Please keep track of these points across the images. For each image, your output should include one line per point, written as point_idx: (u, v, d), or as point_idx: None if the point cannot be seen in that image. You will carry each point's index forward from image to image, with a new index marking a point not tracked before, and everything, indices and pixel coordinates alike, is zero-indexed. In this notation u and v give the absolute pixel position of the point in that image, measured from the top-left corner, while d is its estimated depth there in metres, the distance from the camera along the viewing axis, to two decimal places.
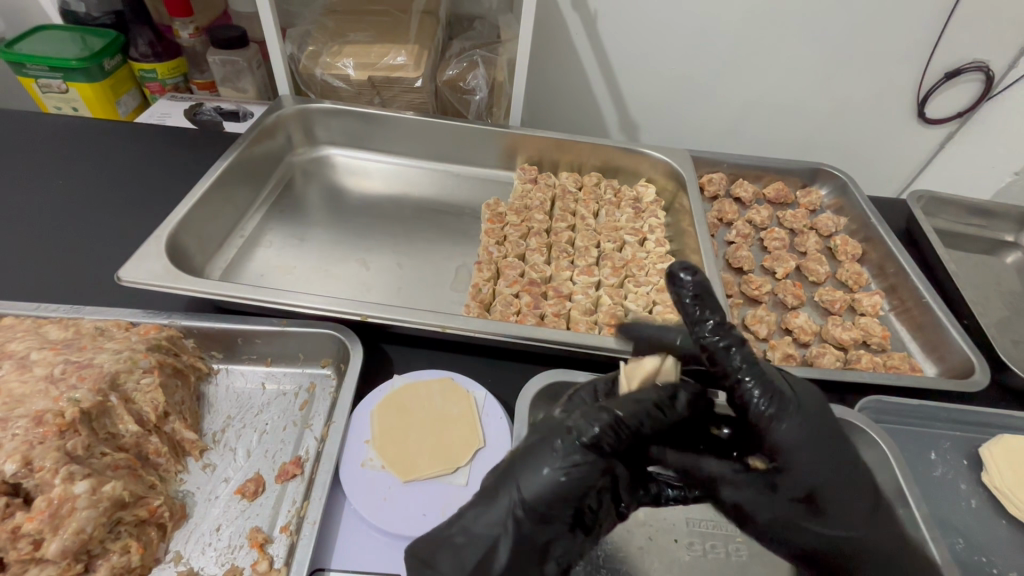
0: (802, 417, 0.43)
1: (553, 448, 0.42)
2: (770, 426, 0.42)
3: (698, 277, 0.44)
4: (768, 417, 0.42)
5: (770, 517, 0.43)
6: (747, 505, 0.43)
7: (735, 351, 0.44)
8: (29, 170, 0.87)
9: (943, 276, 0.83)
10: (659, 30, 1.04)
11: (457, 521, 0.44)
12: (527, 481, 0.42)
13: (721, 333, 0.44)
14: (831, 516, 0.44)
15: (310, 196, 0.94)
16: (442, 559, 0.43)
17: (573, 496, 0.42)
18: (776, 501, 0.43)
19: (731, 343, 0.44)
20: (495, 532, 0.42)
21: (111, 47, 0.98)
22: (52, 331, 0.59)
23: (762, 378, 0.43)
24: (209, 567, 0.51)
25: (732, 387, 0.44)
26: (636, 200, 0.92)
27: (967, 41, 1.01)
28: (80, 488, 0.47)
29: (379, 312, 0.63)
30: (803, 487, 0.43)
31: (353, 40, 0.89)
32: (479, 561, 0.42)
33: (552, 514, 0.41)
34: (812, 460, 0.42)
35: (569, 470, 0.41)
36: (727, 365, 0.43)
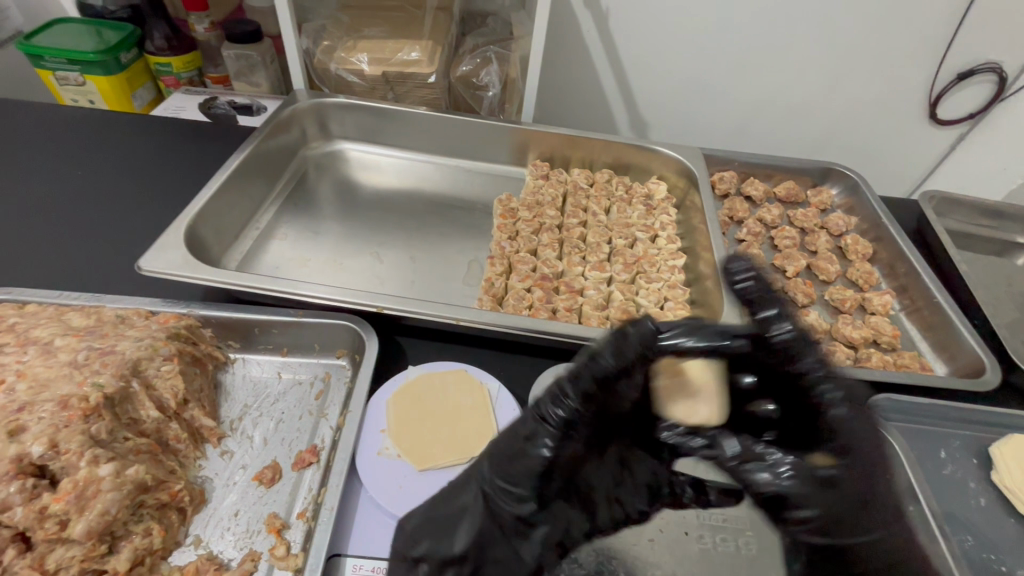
0: (865, 421, 0.45)
1: (529, 420, 0.42)
2: (843, 425, 0.44)
3: (756, 269, 0.50)
4: (842, 418, 0.44)
5: (816, 511, 0.40)
6: (795, 496, 0.41)
7: (812, 351, 0.47)
8: (47, 160, 0.88)
9: (954, 277, 0.83)
10: (671, 29, 1.04)
11: (439, 502, 0.44)
12: (495, 457, 0.42)
13: (793, 329, 0.47)
14: (865, 515, 0.40)
15: (322, 190, 0.95)
16: (416, 537, 0.42)
17: (545, 475, 0.41)
18: (835, 497, 0.41)
19: (801, 339, 0.47)
20: (463, 508, 0.42)
21: (127, 41, 1.00)
22: (74, 318, 0.60)
23: (835, 380, 0.46)
24: (228, 551, 0.52)
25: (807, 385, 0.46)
26: (647, 198, 0.93)
27: (981, 42, 1.01)
28: (104, 470, 0.48)
29: (394, 303, 0.64)
30: (855, 488, 0.41)
31: (367, 35, 0.90)
32: (447, 537, 0.42)
33: (523, 493, 0.41)
34: (869, 457, 0.43)
35: (540, 447, 0.40)
36: (801, 362, 0.46)
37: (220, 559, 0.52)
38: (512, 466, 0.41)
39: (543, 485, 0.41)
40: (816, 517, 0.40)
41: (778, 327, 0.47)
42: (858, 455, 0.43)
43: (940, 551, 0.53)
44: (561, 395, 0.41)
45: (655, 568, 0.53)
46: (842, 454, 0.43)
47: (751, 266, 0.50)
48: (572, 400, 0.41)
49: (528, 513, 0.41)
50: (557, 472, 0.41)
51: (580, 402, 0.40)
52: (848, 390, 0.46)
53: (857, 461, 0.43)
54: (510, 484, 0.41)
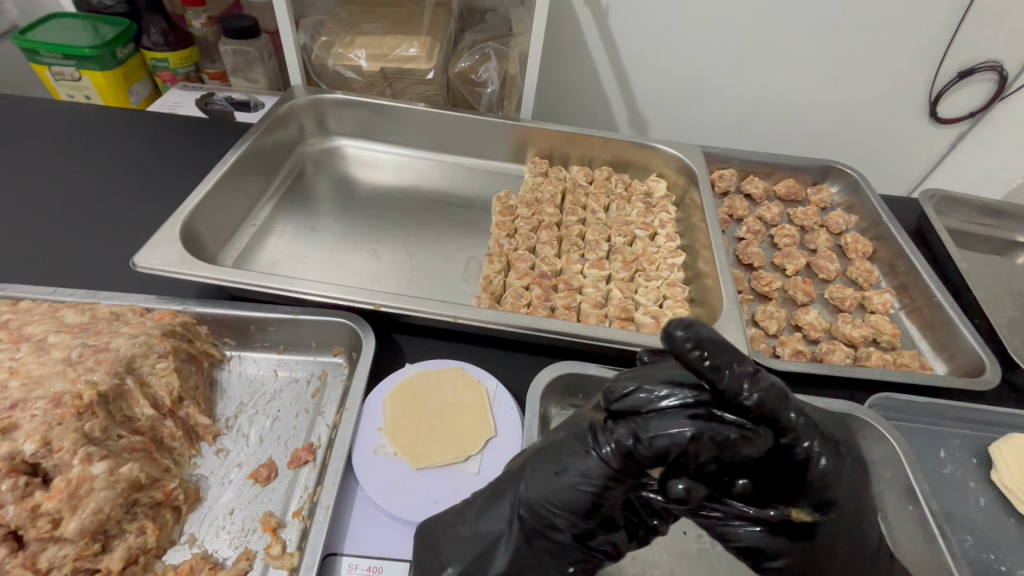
0: (849, 471, 0.43)
1: (573, 451, 0.42)
2: (827, 478, 0.41)
3: (697, 329, 0.38)
4: (827, 472, 0.41)
5: (787, 563, 0.42)
6: (767, 548, 0.42)
7: (788, 405, 0.40)
8: (43, 156, 0.87)
9: (954, 276, 0.83)
10: (671, 26, 1.04)
11: (465, 512, 0.45)
12: (537, 482, 0.42)
13: (755, 390, 0.38)
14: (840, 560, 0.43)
15: (320, 187, 0.94)
16: (443, 553, 0.44)
17: (588, 510, 0.41)
18: (807, 548, 0.42)
19: (770, 395, 0.39)
20: (499, 529, 0.43)
21: (123, 36, 0.99)
22: (68, 315, 0.60)
23: (819, 431, 0.41)
24: (223, 550, 0.52)
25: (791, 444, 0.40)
26: (646, 195, 0.93)
27: (983, 40, 1.00)
28: (97, 469, 0.48)
29: (391, 301, 0.63)
30: (830, 539, 0.42)
31: (366, 31, 0.89)
32: (479, 556, 0.43)
33: (561, 523, 0.41)
34: (851, 505, 0.43)
35: (586, 479, 0.40)
36: (783, 420, 0.39)
37: (214, 558, 0.51)
38: (553, 496, 0.40)
39: (586, 519, 0.41)
40: (788, 566, 0.43)
41: (739, 394, 0.38)
42: (838, 507, 0.42)
43: (939, 551, 0.52)
44: (614, 434, 0.40)
45: (653, 568, 0.52)
46: (820, 509, 0.42)
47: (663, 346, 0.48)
48: (615, 438, 0.40)
49: (566, 540, 0.42)
50: (601, 507, 0.41)
51: (628, 442, 0.39)
52: (832, 440, 0.42)
53: (837, 513, 0.42)
54: (551, 512, 0.41)
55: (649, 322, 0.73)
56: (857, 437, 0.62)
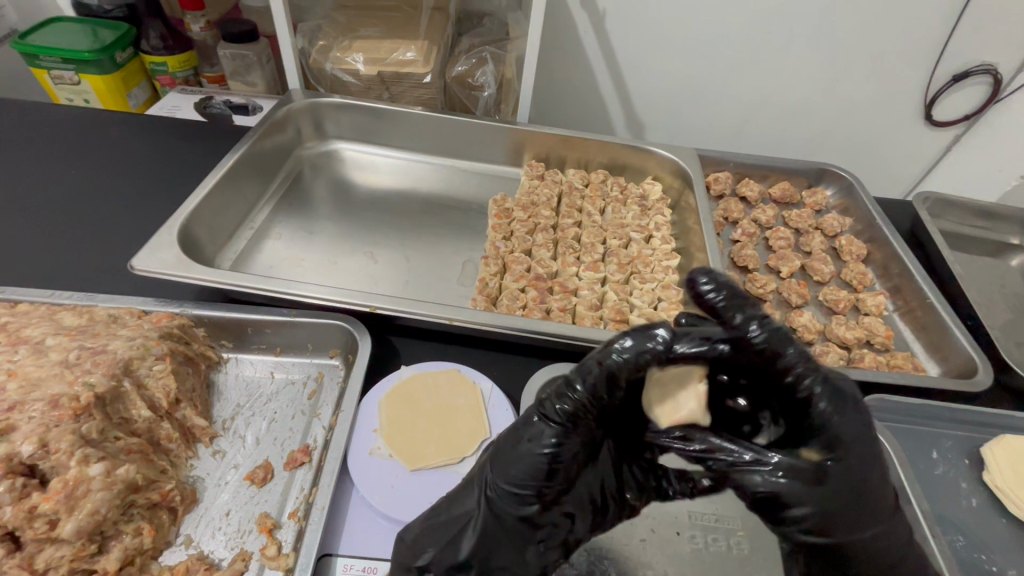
0: (855, 414, 0.42)
1: (528, 426, 0.43)
2: (830, 418, 0.41)
3: (717, 277, 0.44)
4: (828, 411, 0.41)
5: (809, 512, 0.40)
6: (789, 497, 0.40)
7: (793, 344, 0.42)
8: (41, 159, 0.88)
9: (948, 278, 0.84)
10: (666, 30, 1.04)
11: (441, 505, 0.46)
12: (499, 460, 0.42)
13: (763, 329, 0.42)
14: (861, 514, 0.42)
15: (317, 189, 0.95)
16: (420, 543, 0.44)
17: (551, 474, 0.41)
18: (821, 496, 0.41)
19: (773, 336, 0.42)
20: (469, 513, 0.44)
21: (122, 40, 1.00)
22: (66, 317, 0.60)
23: (821, 372, 0.42)
24: (219, 551, 0.52)
25: (794, 381, 0.42)
26: (642, 198, 0.93)
27: (975, 44, 1.01)
28: (94, 470, 0.48)
29: (387, 303, 0.64)
30: (845, 485, 0.41)
31: (363, 35, 0.90)
32: (452, 541, 0.44)
33: (527, 496, 0.41)
34: (861, 451, 0.41)
35: (544, 447, 0.41)
36: (784, 357, 0.41)
37: (210, 559, 0.52)
38: (516, 469, 0.41)
39: (548, 487, 0.41)
40: (811, 514, 0.41)
41: (750, 329, 0.42)
42: (850, 452, 0.41)
43: (931, 552, 0.52)
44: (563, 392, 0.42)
45: (647, 567, 0.53)
46: (830, 450, 0.41)
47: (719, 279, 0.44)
48: (560, 398, 0.42)
49: (532, 513, 0.42)
50: (562, 470, 0.41)
51: (588, 398, 0.41)
52: (839, 385, 0.42)
53: (852, 459, 0.41)
54: (513, 485, 0.41)
55: (644, 324, 0.73)
56: None
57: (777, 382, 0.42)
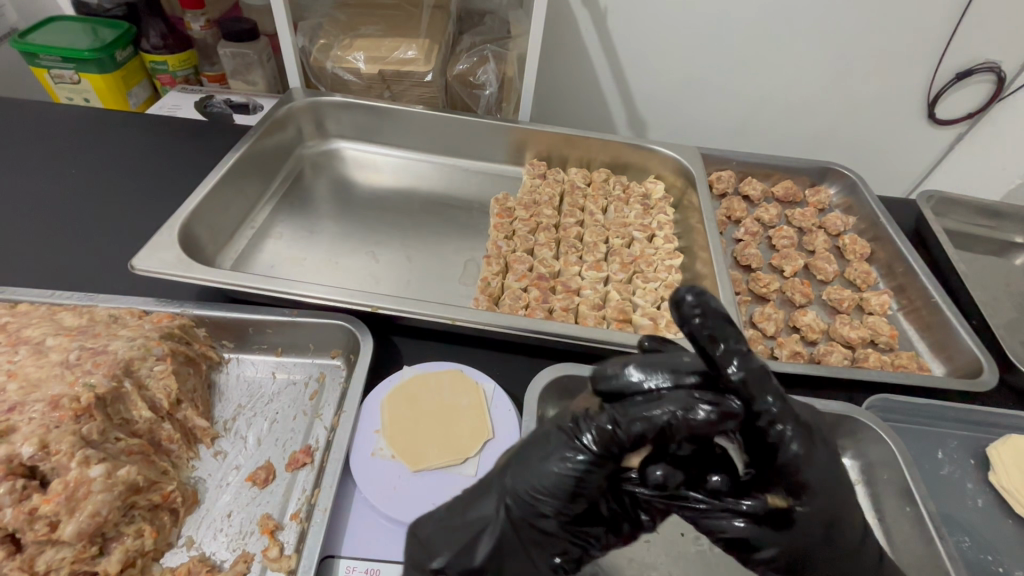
0: (822, 456, 0.41)
1: (554, 440, 0.41)
2: (797, 464, 0.40)
3: (704, 300, 0.40)
4: (798, 457, 0.39)
5: (776, 552, 0.41)
6: (755, 540, 0.41)
7: (771, 387, 0.39)
8: (41, 159, 0.88)
9: (952, 277, 0.83)
10: (668, 29, 1.04)
11: (456, 508, 0.45)
12: (521, 473, 0.41)
13: (742, 367, 0.38)
14: (832, 547, 0.42)
15: (318, 188, 0.94)
16: (435, 545, 0.43)
17: (573, 496, 0.40)
18: (785, 536, 0.41)
19: (753, 376, 0.39)
20: (486, 519, 0.43)
21: (122, 38, 0.99)
22: (66, 318, 0.60)
23: (793, 415, 0.40)
24: (221, 552, 0.52)
25: (765, 426, 0.39)
26: (644, 197, 0.93)
27: (979, 42, 1.01)
28: (95, 471, 0.48)
29: (389, 304, 0.63)
30: (812, 524, 0.41)
31: (364, 33, 0.89)
32: (467, 545, 0.42)
33: (547, 511, 0.40)
34: (825, 490, 0.41)
35: (569, 465, 0.40)
36: (759, 403, 0.39)
37: (212, 560, 0.51)
38: (538, 484, 0.40)
39: (570, 506, 0.40)
40: (777, 555, 0.42)
41: (727, 368, 0.39)
42: (814, 494, 0.40)
43: (937, 553, 0.52)
44: (598, 420, 0.40)
45: (651, 569, 0.52)
46: (796, 495, 0.40)
47: (702, 297, 0.40)
48: (594, 423, 0.40)
49: (549, 530, 0.41)
50: (584, 491, 0.40)
51: (614, 424, 0.39)
52: (807, 426, 0.40)
53: (816, 500, 0.40)
54: (533, 500, 0.40)
55: (647, 324, 0.73)
56: (855, 438, 0.62)
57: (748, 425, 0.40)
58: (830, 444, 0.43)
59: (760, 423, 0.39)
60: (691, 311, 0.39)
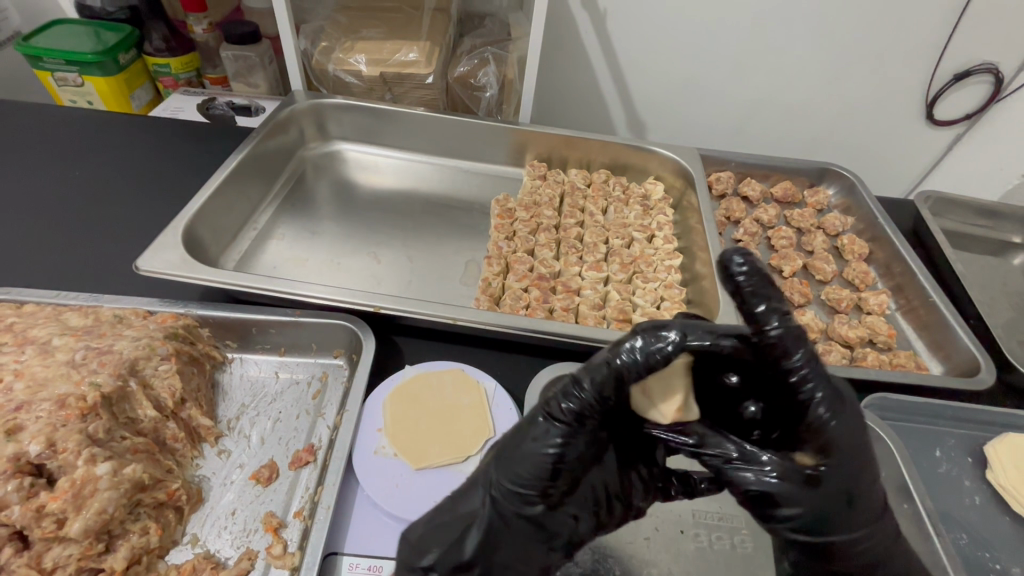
0: (852, 420, 0.42)
1: (533, 423, 0.42)
2: (825, 423, 0.42)
3: (752, 261, 0.44)
4: (824, 418, 0.41)
5: (802, 514, 0.41)
6: (780, 496, 0.41)
7: (803, 346, 0.42)
8: (45, 161, 0.88)
9: (950, 277, 0.84)
10: (667, 31, 1.05)
11: (445, 505, 0.45)
12: (501, 460, 0.42)
13: (782, 324, 0.42)
14: (854, 518, 0.42)
15: (320, 190, 0.95)
16: (426, 543, 0.43)
17: (555, 474, 0.41)
18: (813, 498, 0.41)
19: (790, 333, 0.42)
20: (473, 514, 0.43)
21: (125, 41, 1.00)
22: (72, 318, 0.61)
23: (825, 377, 0.42)
24: (225, 550, 0.52)
25: (797, 383, 0.42)
26: (644, 198, 0.93)
27: (977, 43, 1.01)
28: (101, 469, 0.48)
29: (391, 304, 0.64)
30: (837, 490, 0.41)
31: (366, 36, 0.90)
32: (456, 541, 0.43)
33: (532, 494, 0.41)
34: (853, 456, 0.41)
35: (546, 443, 0.41)
36: (792, 358, 0.42)
37: (216, 558, 0.52)
38: (521, 468, 0.41)
39: (553, 485, 0.41)
40: (801, 515, 0.41)
41: (768, 323, 0.42)
42: (841, 459, 0.41)
43: (934, 550, 0.52)
44: (570, 393, 0.42)
45: (651, 566, 0.53)
46: (823, 457, 0.41)
47: (752, 259, 0.44)
48: (569, 398, 0.42)
49: (537, 510, 0.42)
50: (566, 470, 0.41)
51: (595, 399, 0.42)
52: (838, 391, 0.43)
53: (843, 466, 0.41)
54: (517, 483, 0.41)
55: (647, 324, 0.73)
56: None
57: (777, 379, 0.43)
58: (862, 413, 0.43)
59: (792, 380, 0.42)
60: (737, 271, 0.43)
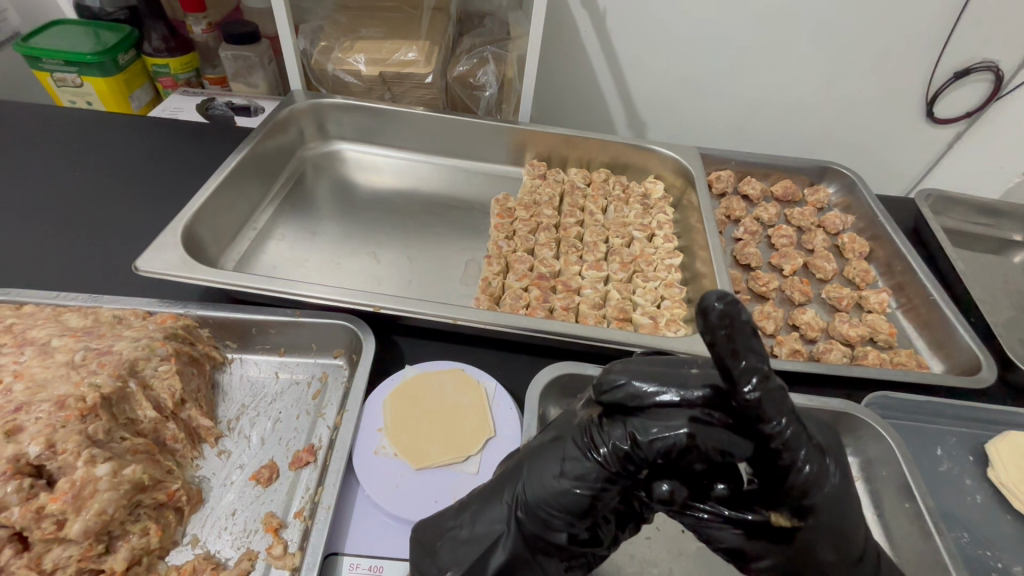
0: (830, 475, 0.40)
1: (567, 451, 0.41)
2: (805, 486, 0.38)
3: (735, 309, 0.34)
4: (806, 480, 0.38)
5: (772, 563, 0.41)
6: (751, 549, 0.41)
7: (784, 407, 0.37)
8: (44, 162, 0.88)
9: (951, 275, 0.83)
10: (668, 29, 1.04)
11: (462, 514, 0.44)
12: (533, 484, 0.41)
13: (760, 388, 0.35)
14: (838, 562, 0.41)
15: (320, 190, 0.95)
16: (443, 557, 0.43)
17: (586, 510, 0.40)
18: (788, 549, 0.41)
19: (770, 398, 0.36)
20: (497, 530, 0.42)
21: (124, 42, 1.00)
22: (71, 319, 0.61)
23: (806, 438, 0.38)
24: (225, 550, 0.52)
25: (777, 451, 0.37)
26: (644, 197, 0.93)
27: (977, 41, 1.01)
28: (101, 470, 0.48)
29: (391, 303, 0.64)
30: (818, 540, 0.40)
31: (365, 35, 0.90)
32: (478, 559, 0.42)
33: (559, 524, 0.40)
34: (832, 509, 0.40)
35: (585, 484, 0.40)
36: (770, 425, 0.36)
37: (217, 559, 0.52)
38: (551, 500, 0.40)
39: (582, 519, 0.40)
40: (773, 565, 0.41)
41: (745, 387, 0.35)
42: (820, 514, 0.39)
43: (936, 548, 0.52)
44: (614, 437, 0.40)
45: (652, 565, 0.53)
46: (801, 515, 0.39)
47: (730, 308, 0.34)
48: (612, 440, 0.40)
49: (562, 542, 0.41)
50: (597, 507, 0.40)
51: (639, 451, 0.39)
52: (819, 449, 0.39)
53: (821, 521, 0.39)
54: (547, 513, 0.40)
55: (647, 323, 0.73)
56: (854, 435, 0.62)
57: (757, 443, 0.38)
58: (840, 464, 0.42)
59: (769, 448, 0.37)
60: (717, 323, 0.34)
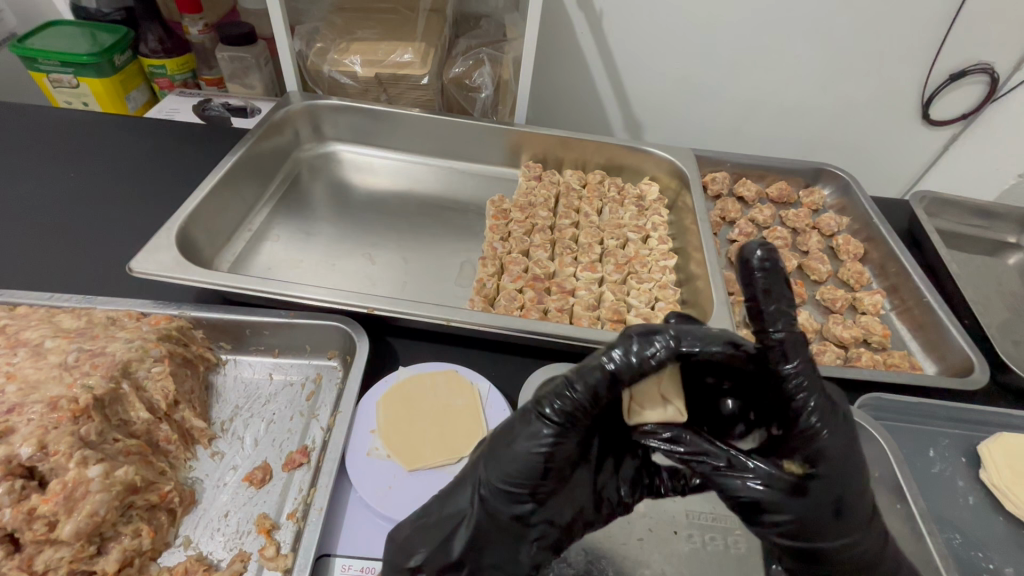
0: (843, 430, 0.42)
1: (521, 425, 0.42)
2: (816, 433, 0.41)
3: (773, 258, 0.44)
4: (816, 427, 0.41)
5: (789, 519, 0.41)
6: (768, 502, 0.41)
7: (801, 355, 0.43)
8: (38, 162, 0.88)
9: (944, 276, 0.84)
10: (664, 31, 1.05)
11: (432, 505, 0.46)
12: (491, 458, 0.42)
13: (784, 330, 0.43)
14: (840, 523, 0.42)
15: (315, 192, 0.95)
16: (410, 543, 0.44)
17: (544, 473, 0.40)
18: (804, 505, 0.41)
19: (790, 344, 0.43)
20: (461, 513, 0.43)
21: (121, 43, 1.00)
22: (65, 320, 0.61)
23: (820, 389, 0.42)
24: (218, 552, 0.52)
25: (793, 391, 0.42)
26: (639, 198, 0.94)
27: (971, 44, 1.02)
28: (93, 471, 0.48)
29: (385, 305, 0.64)
30: (830, 492, 0.41)
31: (361, 38, 0.90)
32: (443, 541, 0.43)
33: (522, 495, 0.41)
34: (843, 464, 0.41)
35: (538, 445, 0.40)
36: (785, 366, 0.42)
37: (209, 560, 0.52)
38: (510, 468, 0.40)
39: (543, 484, 0.41)
40: (790, 523, 0.41)
41: (771, 327, 0.43)
42: (831, 464, 0.41)
43: (927, 549, 0.52)
44: (558, 391, 0.41)
45: (644, 567, 0.53)
46: (814, 463, 0.41)
47: (770, 255, 0.44)
48: (556, 395, 0.41)
49: (525, 514, 0.41)
50: (556, 468, 0.41)
51: (586, 399, 0.40)
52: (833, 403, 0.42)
53: (833, 471, 0.41)
54: (508, 484, 0.41)
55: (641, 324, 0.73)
56: None
57: (774, 387, 0.43)
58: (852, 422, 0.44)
59: (785, 388, 0.42)
60: (757, 267, 0.44)
